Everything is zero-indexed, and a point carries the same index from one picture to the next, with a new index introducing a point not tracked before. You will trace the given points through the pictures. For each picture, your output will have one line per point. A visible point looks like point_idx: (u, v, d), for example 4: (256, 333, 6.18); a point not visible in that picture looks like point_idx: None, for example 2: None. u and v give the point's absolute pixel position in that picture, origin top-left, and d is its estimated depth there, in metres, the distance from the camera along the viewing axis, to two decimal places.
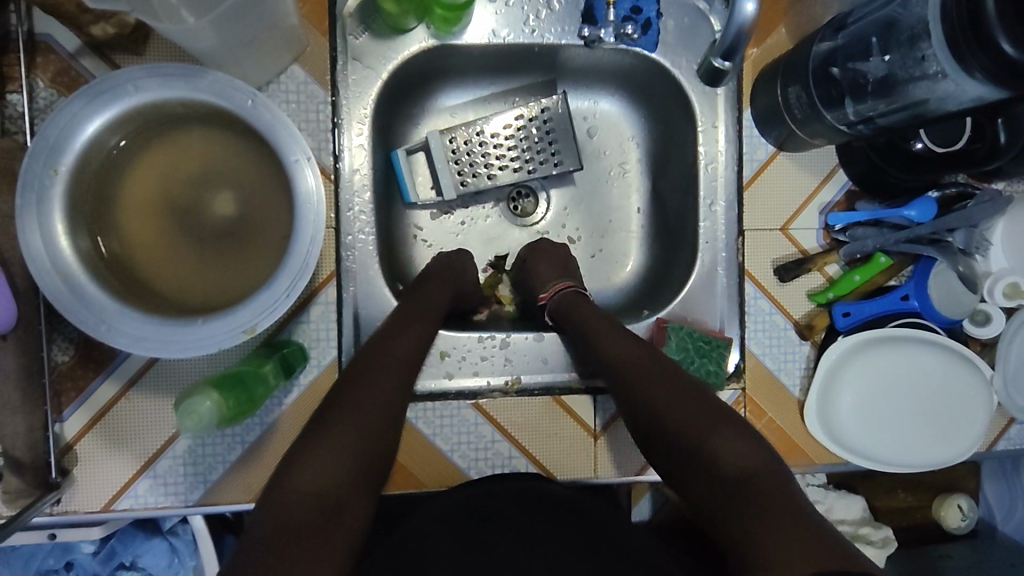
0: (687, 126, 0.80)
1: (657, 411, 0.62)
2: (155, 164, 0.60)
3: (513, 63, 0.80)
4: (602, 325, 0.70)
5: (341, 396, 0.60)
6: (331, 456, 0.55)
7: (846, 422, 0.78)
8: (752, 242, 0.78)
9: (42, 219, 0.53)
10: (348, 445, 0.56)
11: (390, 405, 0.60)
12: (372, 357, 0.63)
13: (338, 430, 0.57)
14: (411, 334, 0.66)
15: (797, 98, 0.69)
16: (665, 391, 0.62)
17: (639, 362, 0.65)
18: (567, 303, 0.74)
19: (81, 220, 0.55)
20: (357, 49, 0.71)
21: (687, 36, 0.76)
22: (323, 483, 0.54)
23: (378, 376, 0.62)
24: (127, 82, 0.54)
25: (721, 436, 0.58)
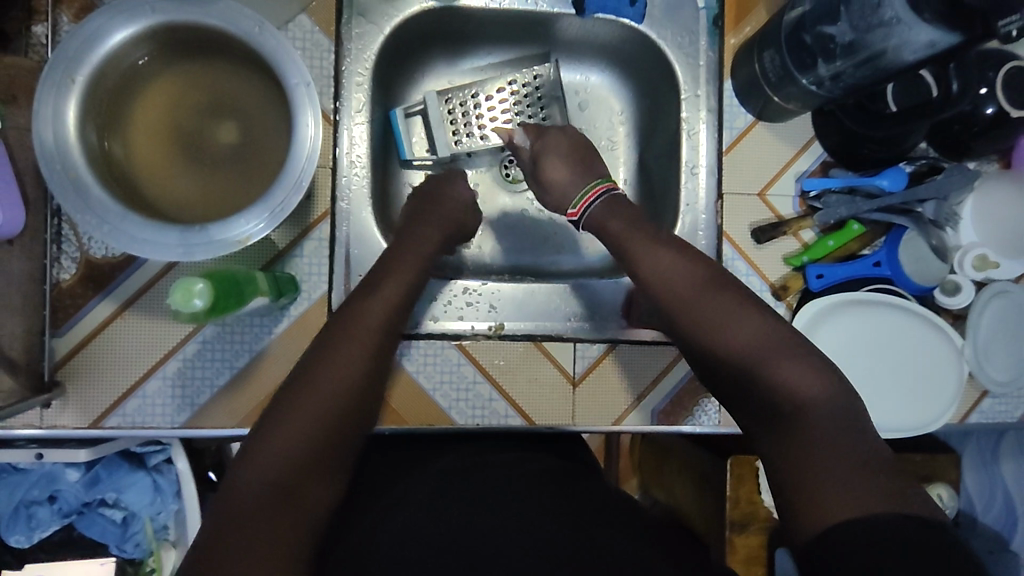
0: (672, 96, 0.83)
1: (720, 334, 0.62)
2: (168, 91, 0.64)
3: (509, 32, 0.85)
4: (636, 235, 0.69)
5: (309, 364, 0.59)
6: (305, 427, 0.55)
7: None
8: (730, 205, 0.82)
9: (56, 121, 0.56)
10: (311, 422, 0.55)
11: (354, 381, 0.59)
12: (349, 318, 0.63)
13: (305, 399, 0.56)
14: (389, 293, 0.66)
15: (771, 63, 0.74)
16: (717, 312, 0.63)
17: (703, 287, 0.65)
18: (607, 216, 0.72)
19: (93, 131, 0.59)
20: (362, 6, 0.76)
21: (673, 11, 0.81)
22: (279, 467, 0.52)
23: (357, 338, 0.61)
24: (145, 4, 0.58)
25: (778, 360, 0.59)
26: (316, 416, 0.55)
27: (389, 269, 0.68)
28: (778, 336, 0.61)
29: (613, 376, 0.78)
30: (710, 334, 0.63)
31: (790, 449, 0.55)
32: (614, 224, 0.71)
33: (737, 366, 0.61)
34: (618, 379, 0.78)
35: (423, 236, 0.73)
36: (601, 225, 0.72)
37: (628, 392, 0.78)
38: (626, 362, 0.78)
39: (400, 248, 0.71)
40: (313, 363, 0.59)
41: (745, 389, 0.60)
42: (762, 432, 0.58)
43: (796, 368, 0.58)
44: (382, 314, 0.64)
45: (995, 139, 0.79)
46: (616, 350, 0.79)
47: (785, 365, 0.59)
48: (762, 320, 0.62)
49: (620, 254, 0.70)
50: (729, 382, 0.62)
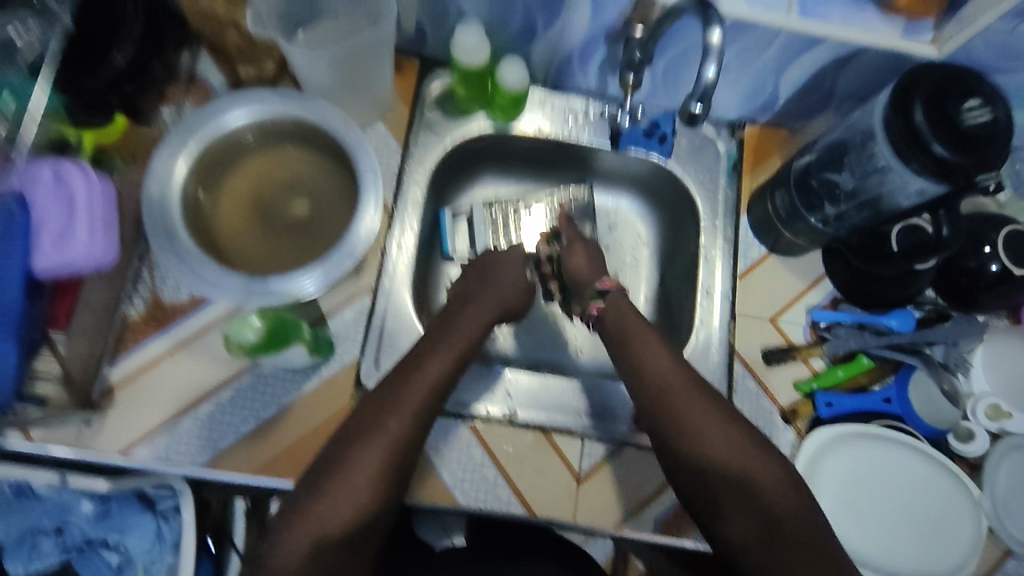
0: (692, 224, 0.92)
1: (713, 447, 0.65)
2: (259, 166, 0.76)
3: (552, 158, 0.97)
4: (639, 333, 0.74)
5: (351, 440, 0.63)
6: (339, 507, 0.59)
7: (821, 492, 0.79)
8: (742, 327, 0.86)
9: (165, 179, 0.68)
10: (336, 516, 0.59)
11: (383, 466, 0.62)
12: (379, 402, 0.65)
13: (332, 488, 0.60)
14: (441, 362, 0.69)
15: (782, 201, 0.82)
16: (704, 420, 0.66)
17: (694, 398, 0.68)
18: (611, 311, 0.78)
19: (193, 191, 0.71)
20: (429, 121, 0.89)
21: (696, 153, 0.91)
22: (303, 559, 0.57)
23: (397, 414, 0.64)
24: (256, 99, 0.72)
25: (759, 470, 0.63)
26: (354, 498, 0.60)
27: (444, 337, 0.72)
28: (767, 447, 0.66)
29: (618, 478, 0.79)
30: (701, 446, 0.65)
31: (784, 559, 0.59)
32: (616, 316, 0.77)
33: (724, 481, 0.64)
34: (623, 482, 0.79)
35: (479, 311, 0.78)
36: (619, 322, 0.76)
37: (632, 497, 0.78)
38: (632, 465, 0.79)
39: (455, 324, 0.75)
40: (353, 441, 0.62)
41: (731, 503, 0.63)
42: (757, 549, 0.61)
43: (773, 475, 0.63)
44: (428, 389, 0.67)
45: (1001, 294, 0.83)
46: (623, 452, 0.80)
47: (770, 481, 0.63)
48: (748, 434, 0.66)
49: (616, 344, 0.75)
50: (715, 493, 0.64)
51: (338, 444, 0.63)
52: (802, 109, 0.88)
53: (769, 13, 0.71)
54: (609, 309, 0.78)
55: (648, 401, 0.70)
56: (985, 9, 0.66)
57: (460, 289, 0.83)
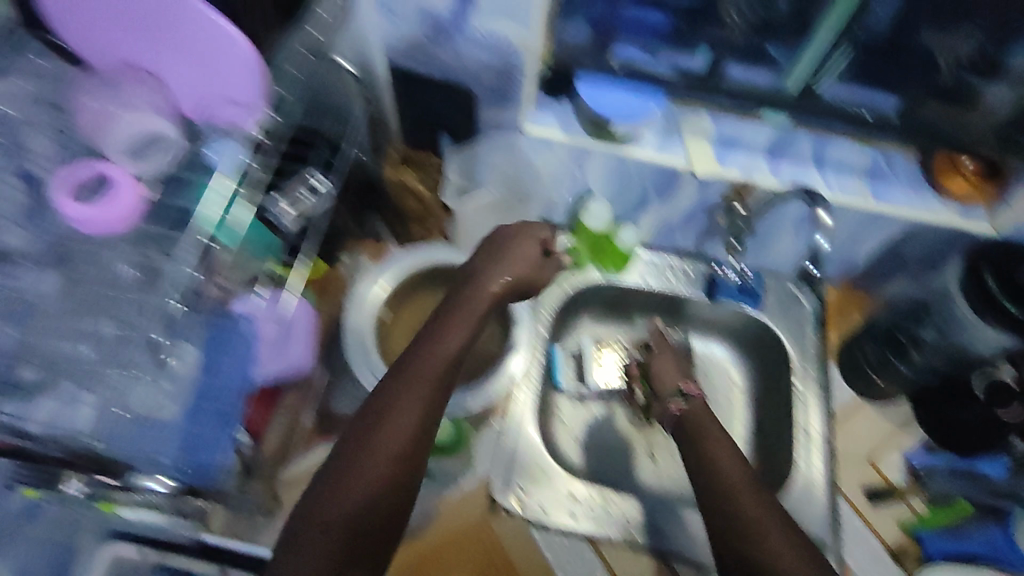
0: (784, 368, 1.02)
1: (754, 538, 0.72)
2: (426, 301, 0.94)
3: (651, 307, 1.11)
4: (721, 444, 0.83)
5: (375, 420, 0.69)
6: (372, 475, 0.65)
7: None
8: (842, 465, 0.94)
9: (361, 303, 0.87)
10: (362, 491, 0.64)
11: (405, 451, 0.68)
12: (394, 380, 0.72)
13: (359, 466, 0.65)
14: (459, 335, 0.78)
15: (872, 351, 0.95)
16: (767, 524, 0.73)
17: (747, 496, 0.76)
18: (691, 409, 0.89)
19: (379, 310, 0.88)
20: (554, 274, 1.07)
21: (785, 307, 1.05)
22: (331, 527, 0.62)
23: (410, 395, 0.70)
24: (437, 251, 0.92)
25: None
26: (369, 477, 0.65)
27: (455, 313, 0.80)
28: (814, 558, 0.71)
29: None
30: (762, 550, 0.71)
31: None
32: (698, 415, 0.88)
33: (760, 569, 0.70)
34: None
35: (492, 278, 0.83)
36: (696, 428, 0.86)
37: None
38: None
39: (462, 300, 0.81)
40: (383, 411, 0.69)
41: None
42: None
43: None
44: (429, 377, 0.72)
45: None
46: None
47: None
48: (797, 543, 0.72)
49: (688, 438, 0.86)
50: None
51: (373, 412, 0.69)
52: (876, 272, 1.02)
53: (847, 196, 0.89)
54: (687, 414, 0.88)
55: (709, 491, 0.78)
56: None
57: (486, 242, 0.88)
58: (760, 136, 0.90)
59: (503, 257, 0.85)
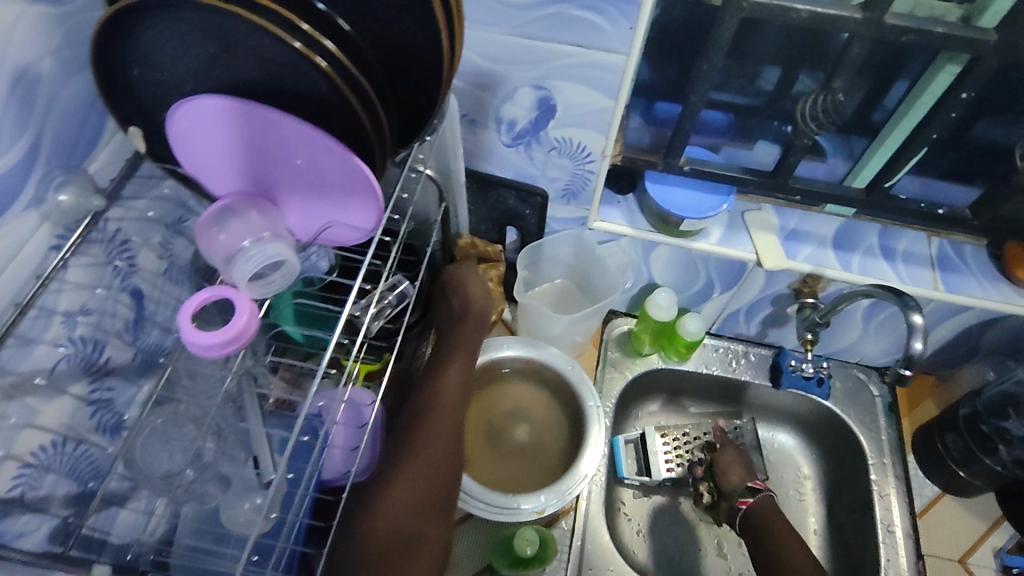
0: (856, 458, 0.99)
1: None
2: (490, 395, 0.93)
3: (710, 392, 1.10)
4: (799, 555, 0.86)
5: (417, 419, 0.71)
6: (414, 489, 0.66)
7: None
8: (932, 566, 0.89)
9: None
10: (417, 486, 0.66)
11: (446, 448, 0.70)
12: (431, 381, 0.75)
13: (410, 465, 0.67)
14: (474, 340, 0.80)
15: (954, 444, 0.91)
16: None
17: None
18: (759, 509, 0.92)
19: None
20: (613, 360, 1.07)
21: (852, 394, 1.03)
22: (386, 523, 0.63)
23: (434, 418, 0.71)
24: (503, 344, 0.91)
25: None
26: (420, 474, 0.67)
27: (458, 318, 0.82)
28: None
29: None
30: None
31: None
32: (767, 517, 0.91)
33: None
34: None
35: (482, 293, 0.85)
36: (761, 522, 0.91)
37: None
38: None
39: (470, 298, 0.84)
40: (410, 434, 0.69)
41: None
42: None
43: None
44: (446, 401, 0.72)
45: None
46: None
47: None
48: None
49: (760, 542, 0.89)
50: None
51: (403, 434, 0.69)
52: (948, 360, 1.00)
53: (920, 288, 0.88)
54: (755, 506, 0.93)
55: None
56: None
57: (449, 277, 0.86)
58: (825, 226, 0.93)
59: (466, 289, 0.84)
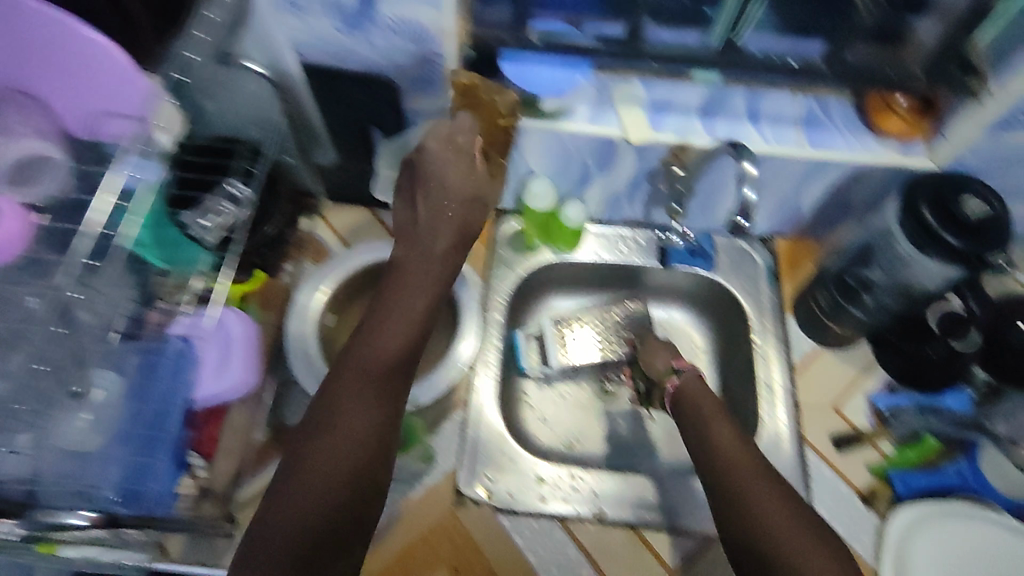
0: (742, 325, 1.02)
1: (764, 516, 0.68)
2: (370, 300, 0.90)
3: (605, 280, 1.10)
4: (726, 423, 0.78)
5: (341, 397, 0.66)
6: (326, 465, 0.61)
7: (914, 562, 0.81)
8: (807, 416, 0.93)
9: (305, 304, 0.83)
10: (341, 467, 0.61)
11: (377, 427, 0.65)
12: (354, 351, 0.70)
13: (331, 442, 0.63)
14: (413, 310, 0.76)
15: (824, 299, 0.93)
16: (767, 503, 0.69)
17: (742, 466, 0.73)
18: (695, 390, 0.84)
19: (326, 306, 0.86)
20: (503, 258, 1.04)
21: (737, 264, 1.04)
22: (303, 507, 0.58)
23: (361, 388, 0.67)
24: (375, 247, 0.88)
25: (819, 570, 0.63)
26: (347, 455, 0.62)
27: (407, 278, 0.78)
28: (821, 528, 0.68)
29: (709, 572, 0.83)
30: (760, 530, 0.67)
31: None
32: (694, 393, 0.84)
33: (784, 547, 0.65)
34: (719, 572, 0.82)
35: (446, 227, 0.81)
36: (692, 405, 0.82)
37: None
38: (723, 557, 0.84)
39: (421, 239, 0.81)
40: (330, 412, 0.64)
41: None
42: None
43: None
44: (380, 369, 0.69)
45: None
46: (711, 543, 0.84)
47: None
48: (820, 533, 0.67)
49: (693, 417, 0.81)
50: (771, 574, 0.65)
51: (324, 411, 0.65)
52: (824, 220, 1.01)
53: (785, 147, 0.88)
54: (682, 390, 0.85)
55: (713, 468, 0.74)
56: (963, 131, 0.83)
57: (407, 185, 0.82)
58: (691, 95, 0.87)
59: (436, 227, 0.81)
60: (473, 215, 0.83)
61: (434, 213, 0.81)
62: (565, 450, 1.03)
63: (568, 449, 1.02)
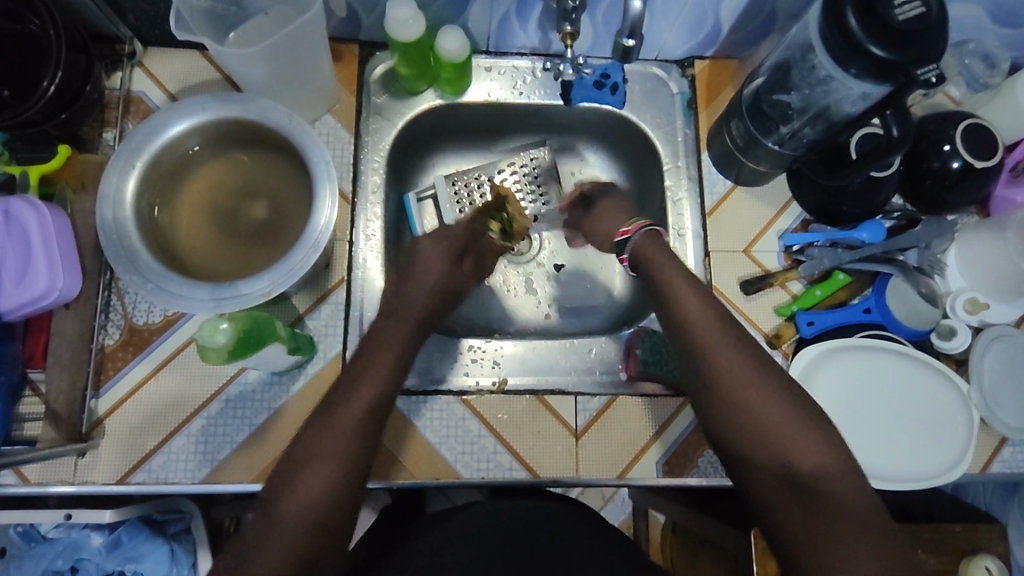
0: (656, 167, 0.92)
1: (738, 393, 0.58)
2: (211, 176, 0.75)
3: (505, 126, 0.95)
4: (674, 273, 0.66)
5: (361, 376, 0.61)
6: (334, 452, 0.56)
7: (818, 392, 0.81)
8: (717, 263, 0.87)
9: (118, 184, 0.67)
10: (347, 443, 0.57)
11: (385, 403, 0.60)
12: (374, 339, 0.65)
13: (339, 428, 0.57)
14: (432, 296, 0.71)
15: (738, 131, 0.82)
16: (734, 360, 0.59)
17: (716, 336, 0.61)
18: (644, 248, 0.70)
19: (148, 191, 0.70)
20: (378, 107, 0.88)
21: (650, 96, 0.91)
22: (318, 494, 0.54)
23: (376, 392, 0.60)
24: (196, 104, 0.70)
25: (789, 430, 0.56)
26: (351, 432, 0.57)
27: (415, 278, 0.71)
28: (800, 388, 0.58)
29: (615, 428, 0.80)
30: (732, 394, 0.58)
31: (806, 511, 0.53)
32: (652, 252, 0.69)
33: (750, 411, 0.57)
34: (625, 427, 0.80)
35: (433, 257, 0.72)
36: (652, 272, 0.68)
37: (636, 440, 0.80)
38: (629, 413, 0.81)
39: (415, 277, 0.71)
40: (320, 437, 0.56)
41: (757, 458, 0.56)
42: (783, 502, 0.55)
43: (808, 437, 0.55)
44: (372, 413, 0.59)
45: (966, 189, 0.84)
46: (617, 400, 0.81)
47: (808, 446, 0.55)
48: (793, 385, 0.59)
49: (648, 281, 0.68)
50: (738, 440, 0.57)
51: (311, 440, 0.57)
52: (746, 38, 0.88)
53: None
54: (640, 254, 0.70)
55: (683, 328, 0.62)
56: None
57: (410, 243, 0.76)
58: None
59: (418, 276, 0.71)
60: (451, 282, 0.73)
61: (416, 284, 0.70)
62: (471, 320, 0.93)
63: (476, 315, 0.93)
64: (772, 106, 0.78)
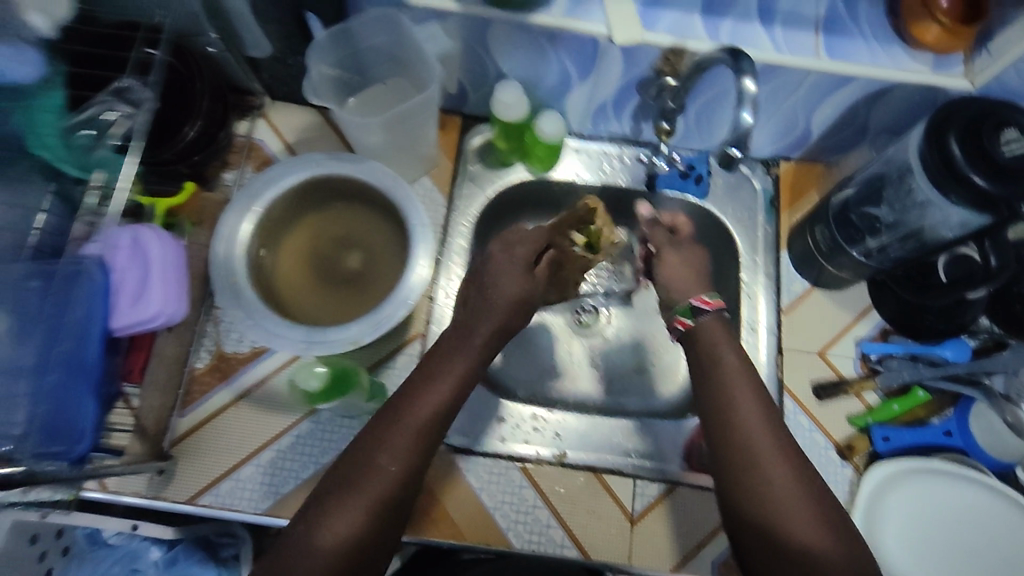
0: (732, 260, 0.93)
1: (744, 452, 0.60)
2: (314, 225, 0.81)
3: None
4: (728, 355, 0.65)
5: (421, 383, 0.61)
6: (372, 461, 0.57)
7: (886, 512, 0.78)
8: (790, 361, 0.86)
9: (234, 225, 0.74)
10: (392, 451, 0.57)
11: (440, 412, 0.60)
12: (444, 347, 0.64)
13: (388, 432, 0.58)
14: (506, 311, 0.65)
15: (822, 236, 0.83)
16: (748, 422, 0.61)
17: (778, 468, 0.58)
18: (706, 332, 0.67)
19: (257, 234, 0.76)
20: (473, 174, 0.93)
21: (732, 191, 0.93)
22: (356, 500, 0.55)
23: (427, 400, 0.60)
24: (313, 160, 0.77)
25: (783, 499, 0.57)
26: (395, 440, 0.58)
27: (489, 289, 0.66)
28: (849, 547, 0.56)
29: (672, 519, 0.78)
30: (737, 449, 0.60)
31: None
32: (710, 334, 0.67)
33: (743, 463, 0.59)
34: (683, 519, 0.78)
35: (507, 272, 0.66)
36: (701, 346, 0.67)
37: (693, 535, 0.78)
38: (686, 506, 0.79)
39: (486, 287, 0.66)
40: (339, 507, 0.55)
41: (748, 517, 0.58)
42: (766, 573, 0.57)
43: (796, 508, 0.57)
44: (424, 424, 0.59)
45: None
46: (675, 490, 0.80)
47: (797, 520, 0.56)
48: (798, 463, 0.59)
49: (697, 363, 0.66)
50: (736, 498, 0.59)
51: (344, 482, 0.56)
52: (836, 145, 0.90)
53: (799, 57, 0.73)
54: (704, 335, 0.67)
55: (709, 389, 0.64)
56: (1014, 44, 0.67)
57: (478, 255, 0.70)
58: None
59: (491, 289, 0.66)
60: (529, 291, 0.67)
61: (491, 297, 0.66)
62: (533, 385, 0.94)
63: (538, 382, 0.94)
64: (860, 217, 0.79)
